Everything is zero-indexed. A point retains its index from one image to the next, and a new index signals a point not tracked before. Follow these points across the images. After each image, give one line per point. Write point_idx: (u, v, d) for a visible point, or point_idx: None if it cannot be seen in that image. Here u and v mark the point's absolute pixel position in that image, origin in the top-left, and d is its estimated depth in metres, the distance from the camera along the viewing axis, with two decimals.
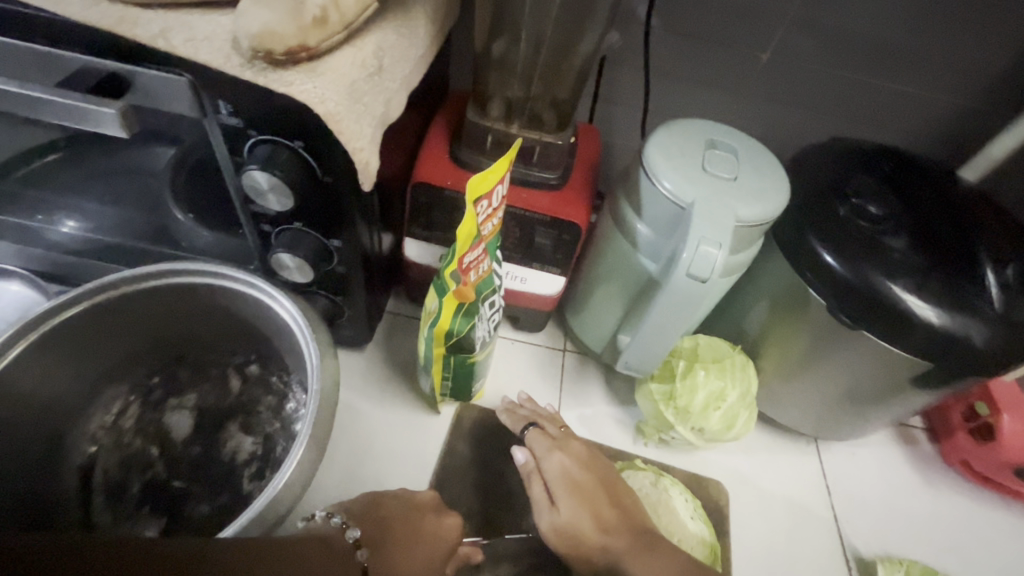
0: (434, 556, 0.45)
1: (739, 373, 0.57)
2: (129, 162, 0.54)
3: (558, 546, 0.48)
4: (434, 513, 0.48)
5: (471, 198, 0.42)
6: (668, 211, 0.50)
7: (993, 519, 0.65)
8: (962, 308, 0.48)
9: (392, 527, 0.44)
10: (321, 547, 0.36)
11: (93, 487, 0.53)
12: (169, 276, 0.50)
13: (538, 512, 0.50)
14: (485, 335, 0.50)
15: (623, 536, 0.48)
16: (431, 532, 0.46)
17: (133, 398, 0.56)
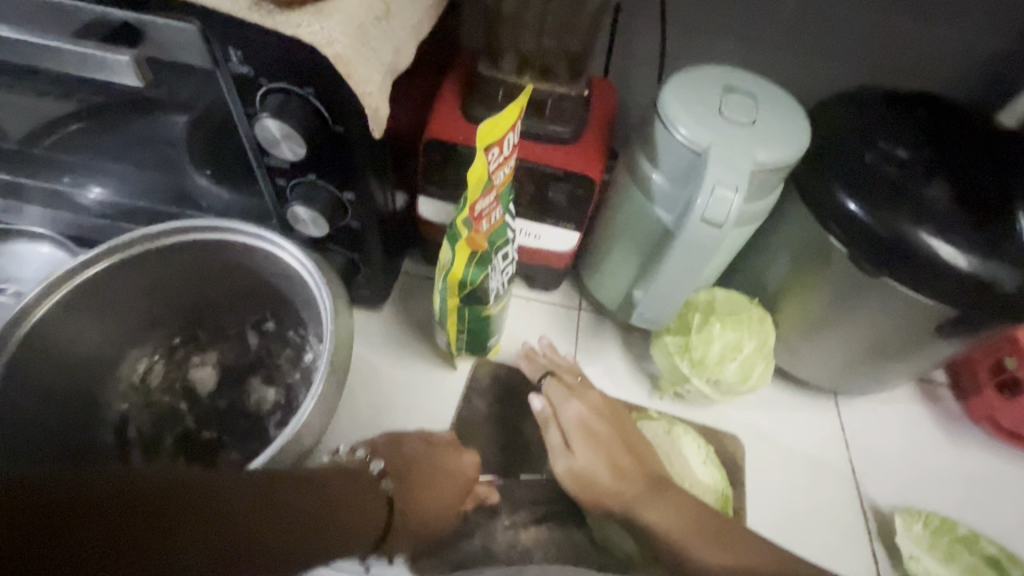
0: (451, 491, 0.49)
1: (757, 325, 0.56)
2: (155, 127, 0.57)
3: (576, 489, 0.50)
4: (453, 452, 0.51)
5: (482, 145, 0.42)
6: (684, 158, 0.49)
7: (1017, 474, 0.64)
8: (992, 252, 0.47)
9: (412, 464, 0.48)
10: (348, 483, 0.40)
11: (127, 441, 0.55)
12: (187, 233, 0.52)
13: (554, 459, 0.51)
14: (499, 287, 0.51)
15: (635, 480, 0.49)
16: (449, 468, 0.50)
17: (157, 358, 0.58)
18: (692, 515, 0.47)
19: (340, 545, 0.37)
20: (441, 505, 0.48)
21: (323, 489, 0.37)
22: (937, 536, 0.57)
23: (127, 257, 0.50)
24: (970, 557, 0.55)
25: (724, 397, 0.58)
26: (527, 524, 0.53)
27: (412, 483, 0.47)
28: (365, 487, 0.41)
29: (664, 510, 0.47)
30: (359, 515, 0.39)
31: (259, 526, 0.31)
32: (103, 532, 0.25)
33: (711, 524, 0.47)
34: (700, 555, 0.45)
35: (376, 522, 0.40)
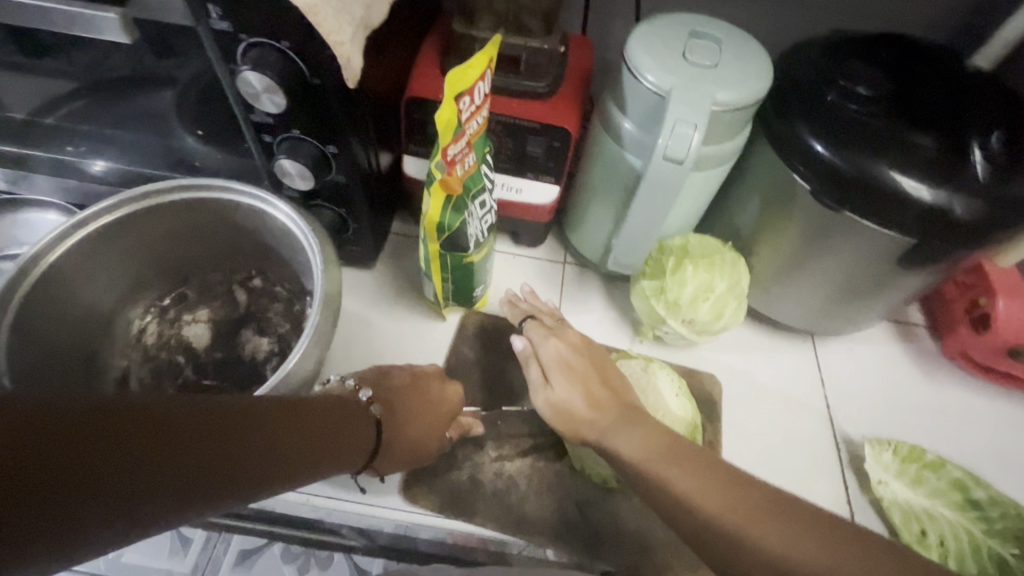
0: (438, 422, 0.52)
1: (728, 267, 0.59)
2: (152, 103, 0.60)
3: (555, 419, 0.53)
4: (439, 386, 0.54)
5: (452, 94, 0.44)
6: (649, 102, 0.51)
7: (988, 405, 0.66)
8: (950, 182, 0.48)
9: (401, 394, 0.52)
10: (342, 410, 0.44)
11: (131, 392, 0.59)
12: (170, 194, 0.55)
13: (536, 393, 0.55)
14: (478, 234, 0.54)
15: (611, 413, 0.52)
16: (435, 397, 0.53)
17: (150, 317, 0.62)
18: (664, 445, 0.49)
19: (326, 466, 0.41)
20: (428, 434, 0.51)
21: (314, 416, 0.40)
22: (906, 463, 0.59)
23: (114, 217, 0.54)
24: (936, 480, 0.58)
25: (699, 337, 0.61)
26: (513, 456, 0.58)
27: (400, 412, 0.50)
28: (357, 412, 0.46)
29: (637, 441, 0.49)
30: (343, 442, 0.43)
31: (257, 451, 0.34)
32: (130, 453, 0.28)
33: (683, 452, 0.48)
34: (674, 476, 0.46)
35: (368, 443, 0.46)
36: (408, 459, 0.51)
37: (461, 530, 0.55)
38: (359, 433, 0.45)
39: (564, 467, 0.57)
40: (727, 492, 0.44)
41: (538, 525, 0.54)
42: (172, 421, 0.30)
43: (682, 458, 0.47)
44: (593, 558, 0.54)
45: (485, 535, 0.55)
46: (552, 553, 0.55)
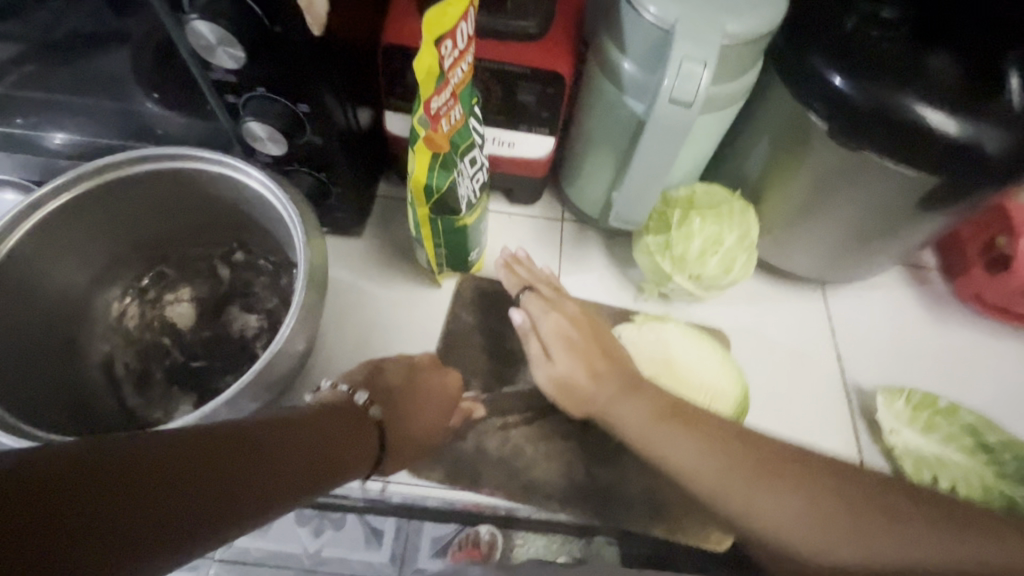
0: (438, 408, 0.53)
1: (737, 218, 0.56)
2: (104, 67, 0.55)
3: (561, 396, 0.52)
4: (434, 375, 0.54)
5: (432, 38, 0.39)
6: (652, 38, 0.46)
7: (1001, 347, 0.64)
8: (979, 113, 0.44)
9: (394, 393, 0.51)
10: (343, 418, 0.44)
11: (117, 377, 0.56)
12: (131, 166, 0.51)
13: (541, 375, 0.54)
14: (470, 195, 0.50)
15: (613, 389, 0.51)
16: (431, 390, 0.53)
17: (130, 298, 0.59)
18: (670, 424, 0.48)
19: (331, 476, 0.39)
20: (427, 424, 0.52)
21: (313, 428, 0.40)
22: (918, 411, 0.58)
23: (75, 194, 0.50)
24: (948, 427, 0.57)
25: (707, 293, 0.59)
26: (517, 422, 0.56)
27: (399, 406, 0.50)
28: (360, 421, 0.45)
29: (647, 421, 0.48)
30: (343, 449, 0.41)
31: (247, 470, 0.33)
32: (131, 490, 0.27)
33: (689, 419, 0.48)
34: (682, 450, 0.46)
35: (370, 450, 0.44)
36: (408, 451, 0.51)
37: (469, 499, 0.53)
38: (367, 435, 0.44)
39: (572, 431, 0.56)
40: (738, 452, 0.45)
41: (548, 489, 0.53)
42: (171, 456, 0.30)
43: (689, 425, 0.47)
44: (605, 518, 0.53)
45: (495, 504, 0.53)
46: (564, 514, 0.53)
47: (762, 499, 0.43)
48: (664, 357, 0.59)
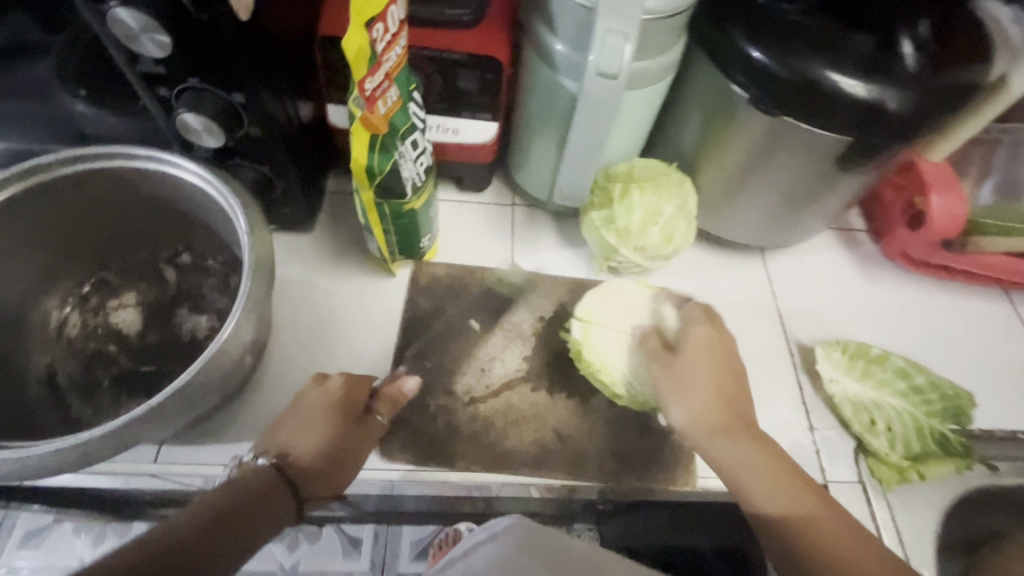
0: (331, 415, 0.48)
1: (675, 188, 0.58)
2: (25, 76, 0.53)
3: (665, 388, 0.53)
4: (319, 394, 0.49)
5: (362, 22, 0.40)
6: (579, 17, 0.48)
7: (926, 298, 0.69)
8: (884, 75, 0.48)
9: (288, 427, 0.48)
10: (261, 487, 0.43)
11: (60, 389, 0.54)
12: (62, 167, 0.50)
13: (653, 364, 0.55)
14: (414, 177, 0.51)
15: (722, 414, 0.50)
16: (320, 411, 0.49)
17: (70, 307, 0.57)
18: (751, 450, 0.48)
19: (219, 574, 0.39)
20: (331, 433, 0.47)
21: (247, 501, 0.42)
22: (853, 360, 0.62)
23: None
24: (881, 372, 0.61)
25: (653, 263, 0.61)
26: (481, 402, 0.57)
27: (296, 444, 0.47)
28: (274, 490, 0.44)
29: (735, 440, 0.49)
30: (242, 539, 0.40)
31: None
32: None
33: (758, 438, 0.49)
34: (732, 453, 0.48)
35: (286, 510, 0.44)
36: (343, 473, 0.47)
37: (442, 482, 0.54)
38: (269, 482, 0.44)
39: (533, 406, 0.57)
40: (782, 476, 0.47)
41: (515, 460, 0.54)
42: None
43: (767, 458, 0.48)
44: (570, 483, 0.54)
45: (463, 481, 0.54)
46: (538, 490, 0.54)
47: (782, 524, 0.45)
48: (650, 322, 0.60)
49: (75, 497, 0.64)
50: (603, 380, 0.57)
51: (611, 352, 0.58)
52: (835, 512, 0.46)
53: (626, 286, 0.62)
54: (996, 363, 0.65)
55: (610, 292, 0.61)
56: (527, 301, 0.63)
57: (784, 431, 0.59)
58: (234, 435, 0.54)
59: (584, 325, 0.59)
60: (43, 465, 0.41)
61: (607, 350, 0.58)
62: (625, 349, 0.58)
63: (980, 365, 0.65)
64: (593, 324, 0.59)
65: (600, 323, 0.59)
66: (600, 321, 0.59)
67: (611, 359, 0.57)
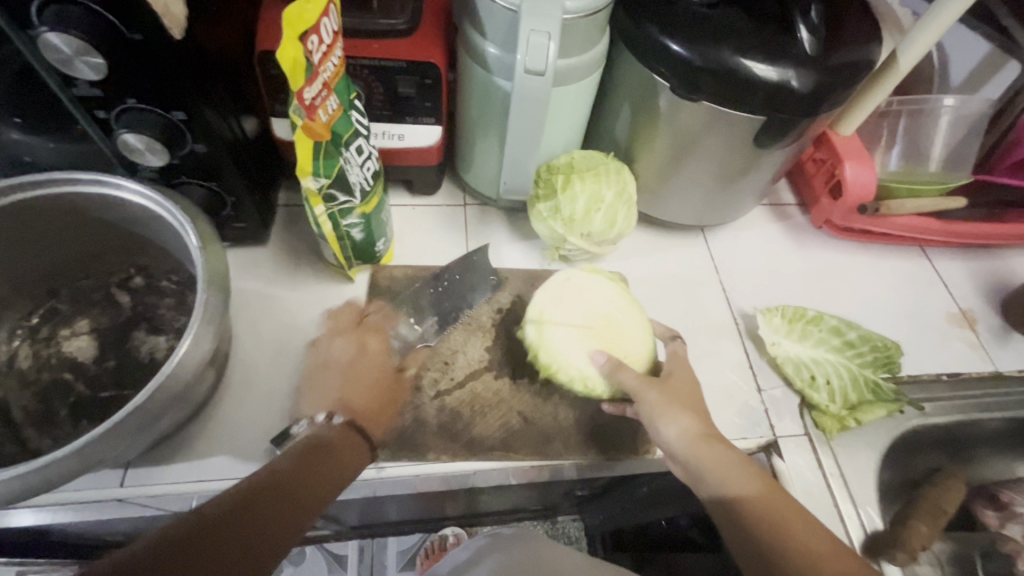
0: (377, 367, 0.55)
1: (613, 175, 0.62)
2: None
3: (657, 411, 0.53)
4: (358, 350, 0.55)
5: (297, 35, 0.42)
6: (506, 21, 0.51)
7: (852, 260, 0.75)
8: (786, 58, 0.52)
9: (345, 377, 0.54)
10: (344, 437, 0.49)
11: (14, 422, 0.53)
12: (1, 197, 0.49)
13: (640, 393, 0.55)
14: (361, 181, 0.53)
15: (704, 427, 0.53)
16: (369, 365, 0.55)
17: (20, 339, 0.56)
18: (736, 464, 0.51)
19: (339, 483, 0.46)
20: (381, 382, 0.54)
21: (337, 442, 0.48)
22: (792, 323, 0.66)
23: None
24: (818, 331, 0.66)
25: (600, 248, 0.65)
26: (449, 394, 0.59)
27: (352, 396, 0.52)
28: (352, 437, 0.49)
29: (719, 460, 0.51)
30: (315, 488, 0.44)
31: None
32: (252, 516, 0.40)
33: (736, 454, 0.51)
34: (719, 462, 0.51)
35: (365, 454, 0.49)
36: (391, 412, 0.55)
37: (418, 475, 0.56)
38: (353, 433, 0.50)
39: (498, 393, 0.59)
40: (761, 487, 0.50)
41: (484, 446, 0.56)
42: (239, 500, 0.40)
43: (746, 473, 0.50)
44: (539, 462, 0.57)
45: (437, 470, 0.56)
46: (515, 476, 0.59)
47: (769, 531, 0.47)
48: (598, 311, 0.62)
49: (38, 539, 0.62)
50: (564, 380, 0.58)
51: (568, 350, 0.59)
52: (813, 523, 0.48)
53: (571, 280, 0.63)
54: (918, 314, 0.71)
55: (560, 285, 0.63)
56: (495, 292, 0.65)
57: (734, 394, 0.63)
58: (202, 451, 0.54)
59: (538, 326, 0.60)
60: (5, 494, 0.41)
61: (563, 350, 0.59)
62: (579, 343, 0.60)
63: (903, 317, 0.71)
64: (547, 325, 0.60)
65: (553, 324, 0.60)
66: (554, 321, 0.60)
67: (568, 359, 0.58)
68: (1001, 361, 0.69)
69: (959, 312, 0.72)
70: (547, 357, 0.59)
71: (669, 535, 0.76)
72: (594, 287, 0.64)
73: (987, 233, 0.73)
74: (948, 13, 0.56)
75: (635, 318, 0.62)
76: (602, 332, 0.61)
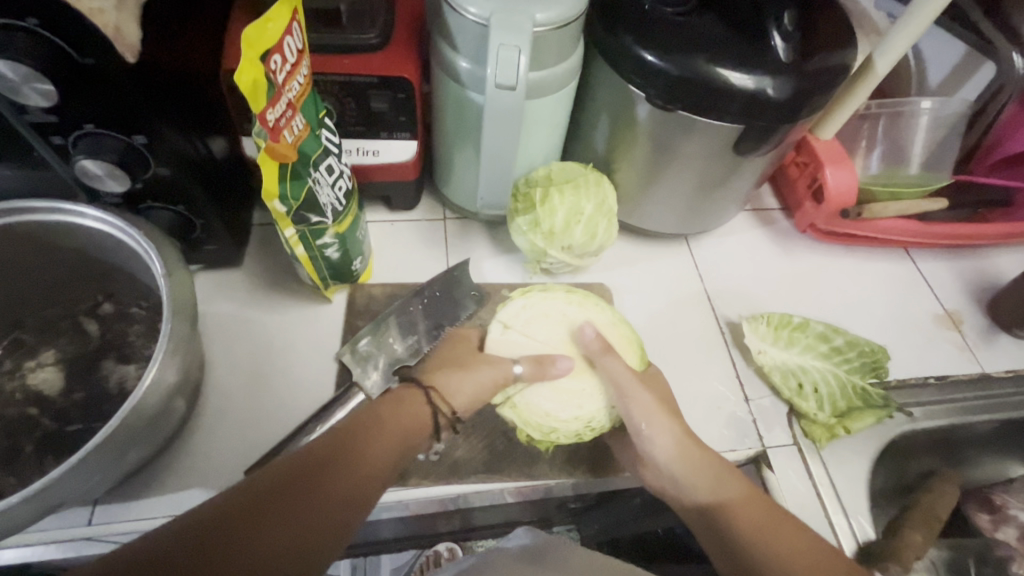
0: (471, 360, 0.55)
1: (592, 187, 0.61)
2: None
3: (651, 411, 0.53)
4: (452, 344, 0.58)
5: (260, 55, 0.41)
6: (477, 36, 0.50)
7: (837, 264, 0.74)
8: (762, 65, 0.52)
9: (439, 360, 0.55)
10: (404, 404, 0.49)
11: None
12: None
13: (621, 380, 0.55)
14: (333, 203, 0.52)
15: (686, 438, 0.53)
16: (471, 361, 0.55)
17: None
18: (713, 472, 0.51)
19: (399, 445, 0.46)
20: (477, 368, 0.54)
21: (392, 412, 0.48)
22: (778, 330, 0.65)
23: None
24: (805, 338, 0.65)
25: (582, 260, 0.64)
26: None
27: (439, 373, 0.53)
28: (409, 403, 0.49)
29: (699, 467, 0.51)
30: (365, 456, 0.43)
31: (246, 553, 0.34)
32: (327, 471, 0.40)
33: (721, 467, 0.51)
34: (698, 477, 0.50)
35: (427, 417, 0.49)
36: (478, 395, 0.53)
37: (403, 500, 0.55)
38: (417, 405, 0.49)
39: (481, 413, 0.58)
40: (746, 496, 0.49)
41: (468, 469, 0.55)
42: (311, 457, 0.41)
43: (724, 479, 0.50)
44: (525, 483, 0.56)
45: (421, 494, 0.54)
46: (510, 494, 0.57)
47: (766, 534, 0.46)
48: (562, 336, 0.62)
49: None
50: (574, 435, 0.56)
51: (553, 408, 0.56)
52: (794, 523, 0.48)
53: (511, 327, 0.61)
54: (903, 317, 0.71)
55: (521, 317, 0.62)
56: (478, 306, 0.64)
57: (722, 405, 0.62)
58: (174, 484, 0.52)
59: (511, 403, 0.57)
60: None
61: (548, 411, 0.56)
62: (559, 395, 0.58)
63: (889, 321, 0.70)
64: (518, 396, 0.57)
65: (521, 391, 0.57)
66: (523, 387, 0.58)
67: (562, 414, 0.56)
68: (989, 362, 0.69)
69: (945, 314, 0.72)
70: (537, 429, 0.56)
71: (663, 547, 0.74)
72: (548, 310, 0.63)
73: (970, 234, 0.73)
74: (922, 16, 0.56)
75: (581, 321, 0.62)
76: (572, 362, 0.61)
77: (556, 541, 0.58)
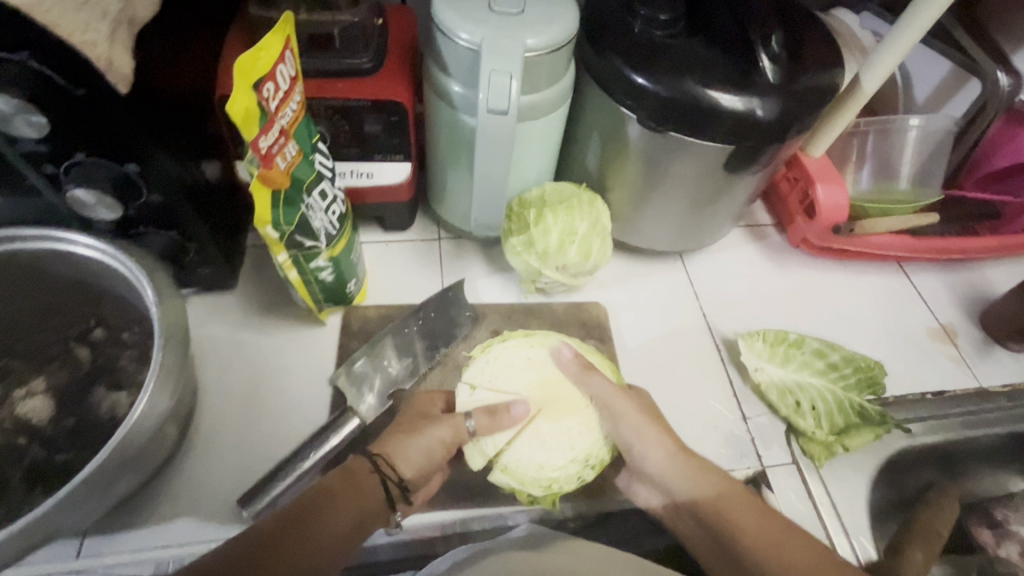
0: (422, 420, 0.53)
1: (586, 207, 0.61)
2: None
3: (642, 429, 0.54)
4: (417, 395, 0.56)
5: (251, 84, 0.41)
6: (469, 61, 0.50)
7: (830, 278, 0.75)
8: (751, 86, 0.52)
9: (395, 423, 0.53)
10: (354, 480, 0.47)
11: None
12: None
13: (610, 400, 0.56)
14: (325, 227, 0.52)
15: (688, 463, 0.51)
16: (423, 418, 0.53)
17: None
18: (713, 485, 0.50)
19: (354, 520, 0.44)
20: (426, 429, 0.52)
21: (346, 484, 0.46)
22: (774, 347, 0.65)
23: None
24: (801, 354, 0.64)
25: (576, 279, 0.64)
26: None
27: (389, 442, 0.51)
28: (359, 475, 0.48)
29: (696, 480, 0.50)
30: (314, 534, 0.41)
31: None
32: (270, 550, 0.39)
33: (721, 484, 0.50)
34: (704, 488, 0.50)
35: (376, 494, 0.47)
36: (427, 458, 0.51)
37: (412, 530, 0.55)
38: (367, 483, 0.47)
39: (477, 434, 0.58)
40: (751, 516, 0.48)
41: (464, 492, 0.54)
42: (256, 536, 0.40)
43: (722, 493, 0.49)
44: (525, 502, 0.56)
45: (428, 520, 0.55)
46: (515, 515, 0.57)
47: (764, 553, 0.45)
48: (532, 381, 0.61)
49: None
50: (576, 479, 0.57)
51: (545, 459, 0.56)
52: (798, 533, 0.46)
53: (478, 385, 0.59)
54: (897, 330, 0.71)
55: (501, 372, 0.60)
56: (472, 327, 0.64)
57: (719, 424, 0.62)
58: (164, 514, 0.51)
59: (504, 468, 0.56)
60: None
61: (541, 464, 0.56)
62: (547, 446, 0.58)
63: (885, 335, 0.71)
64: (505, 455, 0.57)
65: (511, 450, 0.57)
66: (505, 445, 0.57)
67: (557, 463, 0.56)
68: (984, 375, 0.69)
69: (940, 328, 0.72)
70: (540, 486, 0.56)
71: None
72: (514, 358, 0.61)
73: (960, 247, 0.74)
74: (907, 37, 0.57)
75: (546, 360, 0.61)
76: (547, 406, 0.60)
77: (551, 531, 0.55)
